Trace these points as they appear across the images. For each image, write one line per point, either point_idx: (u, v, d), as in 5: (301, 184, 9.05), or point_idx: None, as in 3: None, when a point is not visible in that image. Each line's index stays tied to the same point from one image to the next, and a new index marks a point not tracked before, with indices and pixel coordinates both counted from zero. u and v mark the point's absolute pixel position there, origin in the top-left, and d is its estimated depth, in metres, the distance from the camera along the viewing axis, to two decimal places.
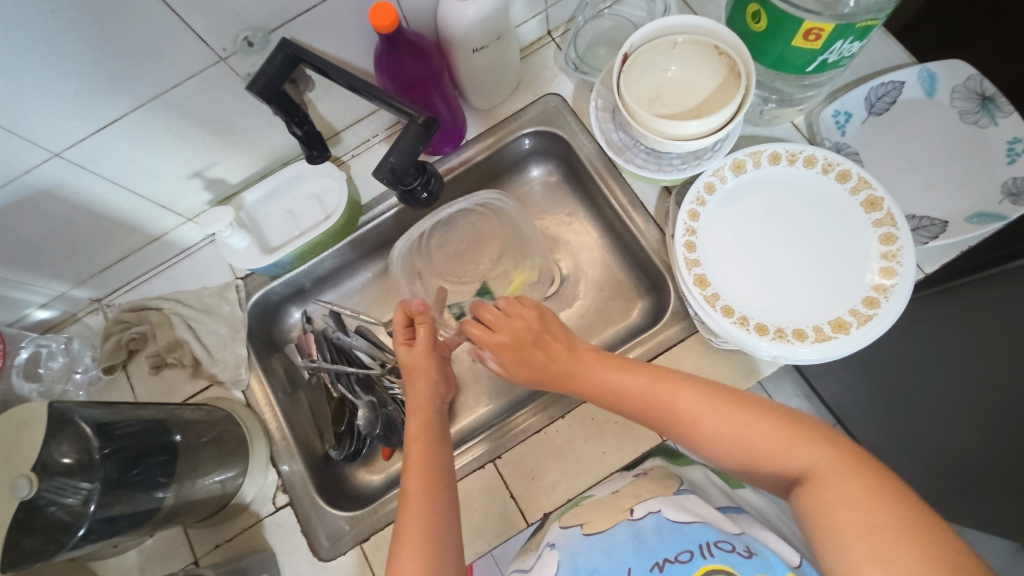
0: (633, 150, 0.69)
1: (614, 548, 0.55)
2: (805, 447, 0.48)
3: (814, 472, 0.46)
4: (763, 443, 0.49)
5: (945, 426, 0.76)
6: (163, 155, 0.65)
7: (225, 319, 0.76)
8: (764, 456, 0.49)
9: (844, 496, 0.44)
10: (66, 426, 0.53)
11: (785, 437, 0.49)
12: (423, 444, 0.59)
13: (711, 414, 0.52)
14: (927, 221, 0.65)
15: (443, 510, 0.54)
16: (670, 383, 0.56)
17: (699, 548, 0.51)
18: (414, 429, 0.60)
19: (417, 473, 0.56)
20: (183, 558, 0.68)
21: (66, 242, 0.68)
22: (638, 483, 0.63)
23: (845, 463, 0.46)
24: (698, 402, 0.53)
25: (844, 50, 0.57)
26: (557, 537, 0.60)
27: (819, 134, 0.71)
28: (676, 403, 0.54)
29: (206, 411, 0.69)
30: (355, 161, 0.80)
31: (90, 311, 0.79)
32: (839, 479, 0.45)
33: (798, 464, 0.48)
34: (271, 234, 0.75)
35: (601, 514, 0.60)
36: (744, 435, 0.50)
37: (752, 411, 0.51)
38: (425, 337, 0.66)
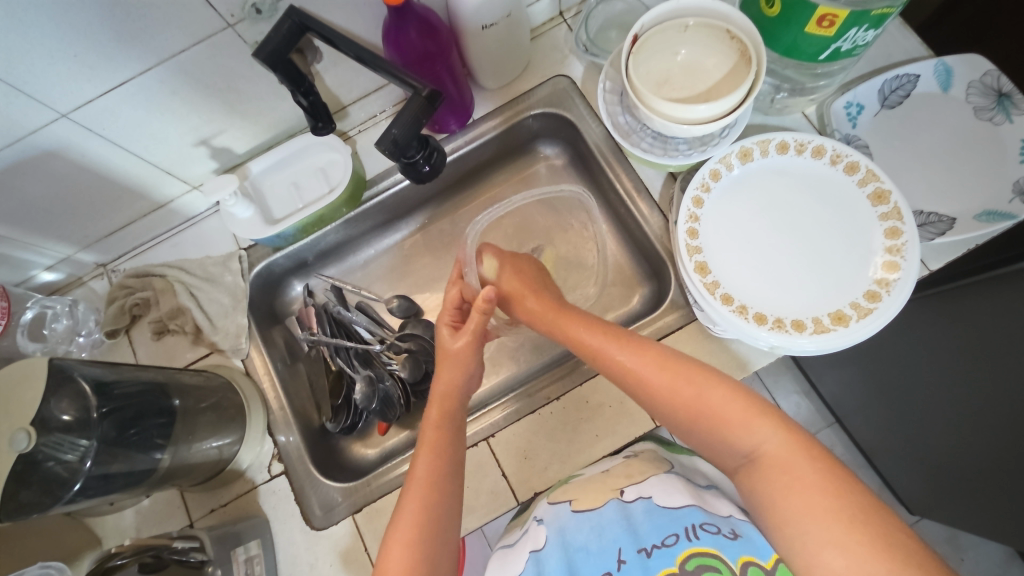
0: (640, 133, 0.69)
1: (603, 529, 0.56)
2: (759, 424, 0.48)
3: (764, 451, 0.47)
4: (721, 411, 0.49)
5: (942, 426, 0.75)
6: (169, 120, 0.65)
7: (227, 288, 0.76)
8: (722, 427, 0.49)
9: (797, 481, 0.45)
10: (65, 383, 0.54)
11: (745, 411, 0.49)
12: (437, 431, 0.58)
13: (676, 376, 0.52)
14: (935, 217, 0.65)
15: (444, 500, 0.54)
16: (641, 342, 0.56)
17: (686, 531, 0.51)
18: (433, 416, 0.60)
19: (426, 458, 0.55)
20: (178, 520, 0.69)
21: (73, 204, 0.68)
22: (629, 464, 0.63)
23: (795, 444, 0.47)
24: (663, 365, 0.53)
25: (858, 38, 0.56)
26: (545, 512, 0.60)
27: (830, 125, 0.70)
28: (646, 369, 0.53)
29: (205, 377, 0.70)
30: (361, 136, 0.79)
31: (95, 276, 0.80)
32: (793, 459, 0.46)
33: (753, 441, 0.48)
34: (275, 206, 0.75)
35: (589, 491, 0.60)
36: (703, 403, 0.50)
37: (712, 379, 0.51)
38: (476, 318, 0.62)
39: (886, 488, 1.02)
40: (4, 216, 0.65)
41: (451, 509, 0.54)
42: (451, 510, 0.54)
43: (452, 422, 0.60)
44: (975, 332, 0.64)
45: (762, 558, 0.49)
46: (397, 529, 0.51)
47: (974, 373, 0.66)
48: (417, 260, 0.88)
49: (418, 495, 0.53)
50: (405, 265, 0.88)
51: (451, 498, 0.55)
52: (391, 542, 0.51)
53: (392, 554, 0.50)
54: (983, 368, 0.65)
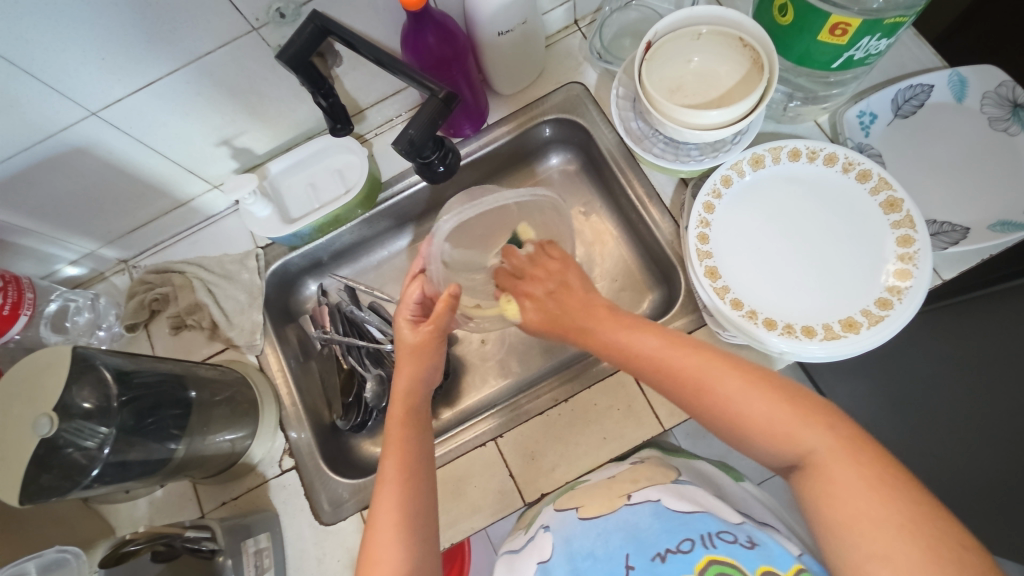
0: (652, 139, 0.69)
1: (608, 534, 0.56)
2: (807, 430, 0.46)
3: (813, 458, 0.45)
4: (769, 420, 0.48)
5: (956, 440, 0.74)
6: (193, 120, 0.67)
7: (244, 286, 0.78)
8: (766, 434, 0.48)
9: (840, 488, 0.43)
10: (87, 371, 0.55)
11: (791, 418, 0.47)
12: (403, 429, 0.58)
13: (719, 385, 0.50)
14: (948, 227, 0.64)
15: (420, 497, 0.55)
16: (682, 347, 0.54)
17: (701, 539, 0.50)
18: (396, 414, 0.59)
19: (394, 460, 0.55)
20: (191, 512, 0.71)
21: (99, 200, 0.70)
22: (637, 469, 0.63)
23: (846, 450, 0.44)
24: (708, 366, 0.52)
25: (871, 47, 0.57)
26: (551, 520, 0.61)
27: (843, 134, 0.70)
28: (691, 370, 0.52)
29: (220, 371, 0.71)
30: (378, 140, 0.81)
31: (117, 271, 0.82)
32: (839, 466, 0.44)
33: (798, 447, 0.46)
34: (292, 205, 0.77)
35: (596, 497, 0.60)
36: (743, 411, 0.49)
37: (758, 386, 0.49)
38: (439, 313, 0.59)
39: None
40: (34, 210, 0.67)
41: (428, 507, 0.55)
42: (429, 503, 0.55)
43: (415, 414, 0.60)
44: (987, 340, 0.65)
45: (781, 568, 0.46)
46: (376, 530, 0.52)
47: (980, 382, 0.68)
48: None
49: (391, 495, 0.53)
50: None
51: (428, 494, 0.55)
52: (369, 544, 0.52)
53: (375, 553, 0.51)
54: (988, 376, 0.66)
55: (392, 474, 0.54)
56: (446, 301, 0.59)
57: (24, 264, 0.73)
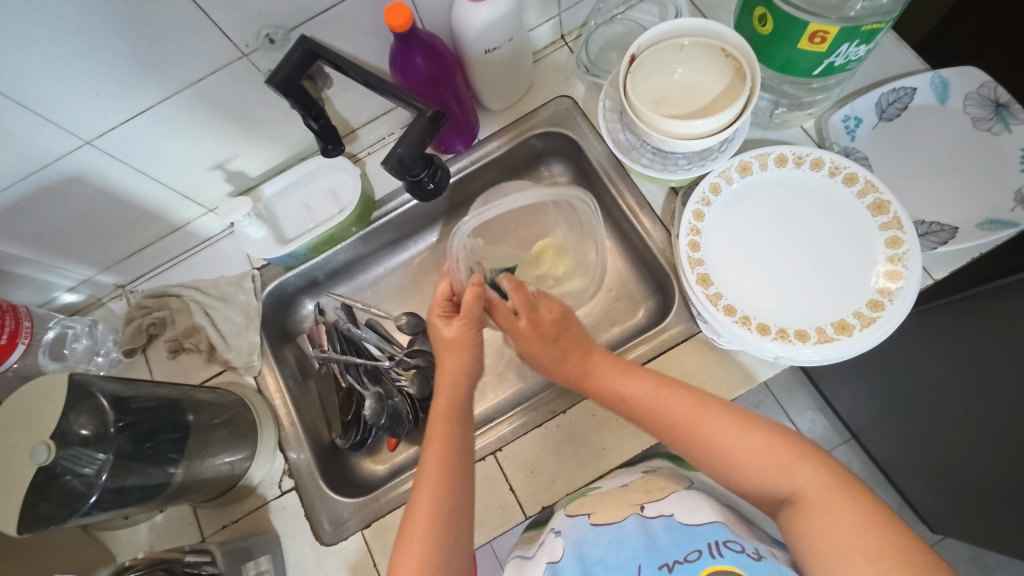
0: (640, 150, 0.70)
1: (621, 542, 0.54)
2: (798, 467, 0.47)
3: (803, 493, 0.46)
4: (762, 456, 0.49)
5: (956, 442, 0.74)
6: (187, 147, 0.68)
7: (241, 307, 0.79)
8: (760, 471, 0.49)
9: (835, 525, 0.44)
10: (85, 398, 0.55)
11: (784, 455, 0.48)
12: (448, 422, 0.59)
13: (710, 427, 0.52)
14: (937, 227, 0.65)
15: (457, 495, 0.54)
16: (672, 390, 0.55)
17: (709, 548, 0.49)
18: (439, 408, 0.60)
19: (435, 454, 0.56)
20: (191, 536, 0.70)
21: (95, 227, 0.71)
22: (649, 479, 0.62)
23: (838, 488, 0.46)
24: (696, 409, 0.53)
25: (850, 53, 0.58)
26: (563, 525, 0.60)
27: (829, 138, 0.71)
28: (680, 412, 0.53)
29: (218, 394, 0.71)
30: (370, 158, 0.82)
31: (114, 297, 0.82)
32: (833, 500, 0.45)
33: (792, 483, 0.47)
34: (287, 226, 0.77)
35: (607, 505, 0.59)
36: (735, 450, 0.50)
37: (748, 426, 0.51)
38: (469, 302, 0.62)
39: (908, 507, 0.99)
40: (31, 238, 0.68)
41: (463, 504, 0.54)
42: (463, 500, 0.54)
43: (461, 398, 0.62)
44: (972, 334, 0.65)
45: None
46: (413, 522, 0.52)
47: (971, 376, 0.67)
48: (425, 278, 0.89)
49: (428, 491, 0.53)
50: (413, 283, 0.89)
51: (466, 490, 0.55)
52: (398, 554, 0.51)
53: (405, 554, 0.51)
54: (979, 372, 0.66)
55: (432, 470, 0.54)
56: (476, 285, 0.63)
57: (21, 293, 0.73)
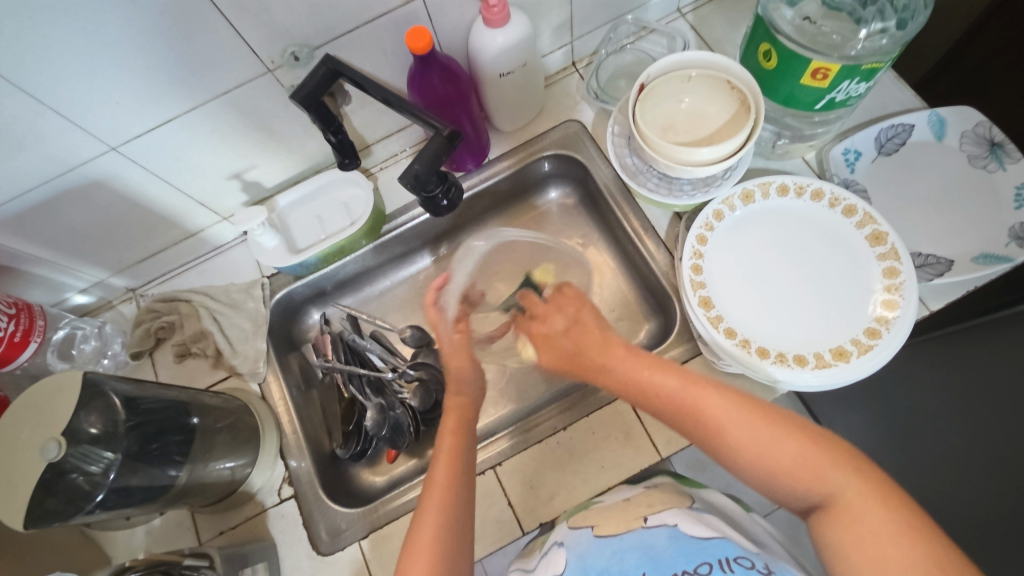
0: (646, 174, 0.72)
1: (625, 552, 0.54)
2: (833, 474, 0.47)
3: (838, 499, 0.46)
4: (795, 459, 0.48)
5: (939, 469, 0.76)
6: (208, 156, 0.70)
7: (249, 314, 0.80)
8: (794, 477, 0.48)
9: (866, 530, 0.44)
10: (96, 397, 0.56)
11: (817, 459, 0.48)
12: (454, 439, 0.60)
13: (742, 428, 0.51)
14: (933, 259, 0.66)
15: (460, 507, 0.55)
16: (704, 389, 0.54)
17: (719, 563, 0.48)
18: (449, 424, 0.62)
19: (441, 471, 0.57)
20: (188, 541, 0.70)
21: (111, 231, 0.73)
22: (649, 494, 0.61)
23: (873, 496, 0.45)
24: (727, 411, 0.52)
25: (851, 90, 0.60)
26: (566, 537, 0.59)
27: (829, 170, 0.73)
28: (711, 414, 0.53)
29: (223, 399, 0.72)
30: (383, 173, 0.84)
31: (125, 300, 0.83)
32: (867, 509, 0.45)
33: (825, 488, 0.47)
34: (299, 236, 0.79)
35: (611, 518, 0.58)
36: (769, 454, 0.49)
37: (781, 429, 0.50)
38: (458, 343, 0.67)
39: None
40: (48, 239, 0.69)
41: (467, 517, 0.56)
42: (468, 517, 0.56)
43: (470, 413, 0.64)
44: (992, 356, 0.64)
45: None
46: (419, 527, 0.53)
47: (975, 400, 0.67)
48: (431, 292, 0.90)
49: (436, 501, 0.55)
50: (418, 296, 0.90)
51: (466, 505, 0.56)
52: (407, 558, 0.52)
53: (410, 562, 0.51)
54: (983, 395, 0.65)
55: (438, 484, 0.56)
56: (460, 332, 0.68)
57: (35, 292, 0.75)
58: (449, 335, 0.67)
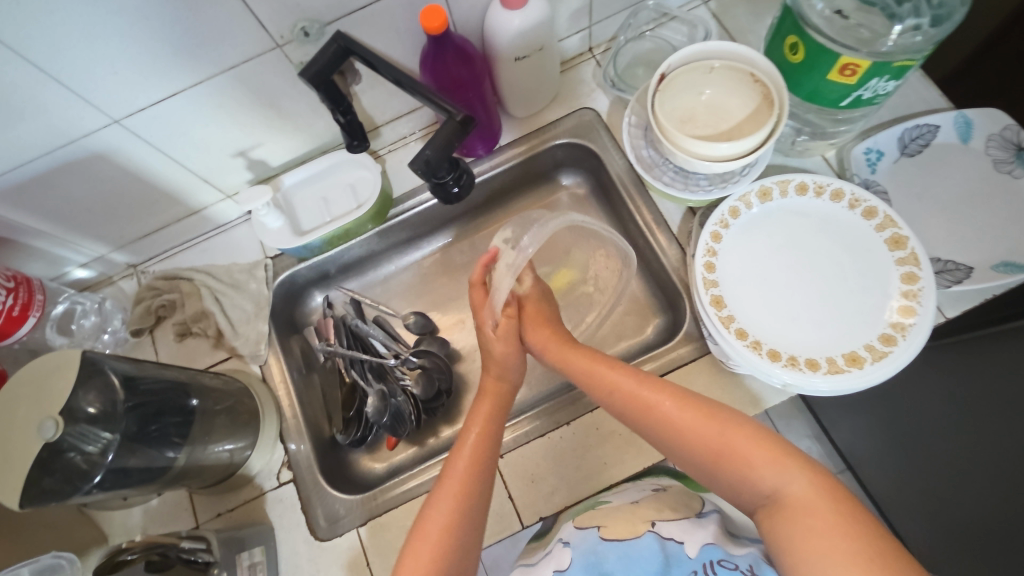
0: (662, 167, 0.70)
1: (631, 558, 0.54)
2: (782, 469, 0.47)
3: (786, 495, 0.46)
4: (750, 452, 0.49)
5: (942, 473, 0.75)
6: (212, 132, 0.68)
7: (251, 295, 0.79)
8: (743, 472, 0.49)
9: (818, 526, 0.43)
10: (95, 375, 0.55)
11: (769, 453, 0.48)
12: (488, 425, 0.61)
13: (699, 415, 0.52)
14: (952, 265, 0.65)
15: (475, 497, 0.56)
16: (660, 386, 0.56)
17: (703, 568, 0.51)
18: (480, 410, 0.63)
19: (467, 456, 0.58)
20: (185, 522, 0.70)
21: (113, 205, 0.71)
22: (660, 498, 0.60)
23: (821, 491, 0.45)
24: (684, 406, 0.53)
25: (879, 88, 0.58)
26: (572, 536, 0.59)
27: (850, 170, 0.71)
28: (666, 410, 0.54)
29: (223, 380, 0.71)
30: (391, 156, 0.82)
31: (125, 276, 0.82)
32: (815, 504, 0.44)
33: (775, 483, 0.47)
34: (304, 217, 0.77)
35: (618, 520, 0.57)
36: (721, 447, 0.50)
37: (733, 424, 0.51)
38: (505, 329, 0.67)
39: None
40: (48, 211, 0.68)
41: (480, 506, 0.56)
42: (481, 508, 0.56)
43: (507, 400, 0.66)
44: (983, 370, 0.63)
45: None
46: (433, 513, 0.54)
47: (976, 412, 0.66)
48: (436, 279, 0.89)
49: (449, 491, 0.55)
50: (423, 282, 0.89)
51: (479, 501, 0.56)
52: (416, 540, 0.53)
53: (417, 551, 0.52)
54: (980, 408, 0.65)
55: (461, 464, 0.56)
56: (508, 316, 0.67)
57: (34, 266, 0.73)
58: (494, 321, 0.67)
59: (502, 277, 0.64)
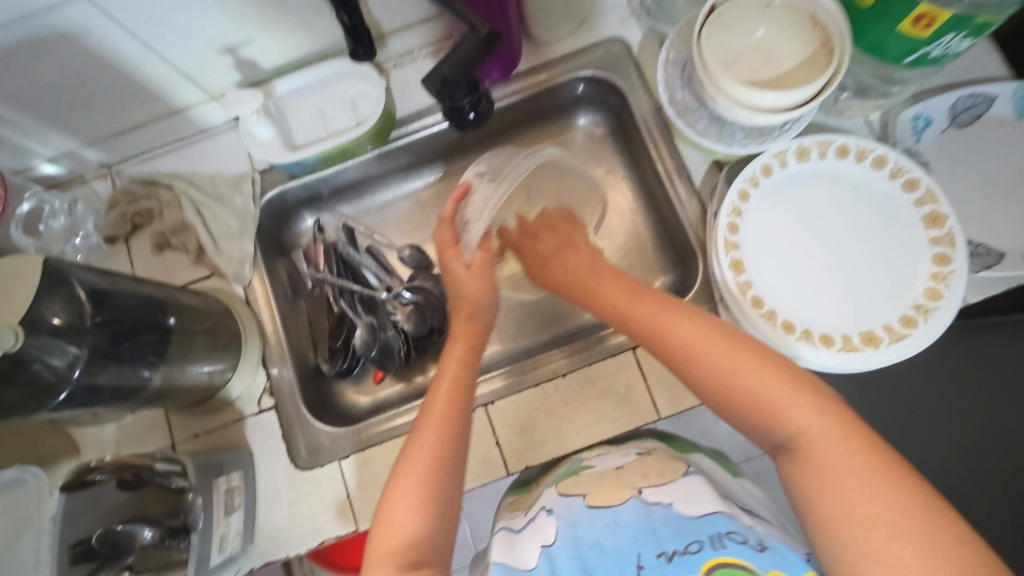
0: (697, 113, 0.63)
1: (621, 527, 0.51)
2: (803, 412, 0.45)
3: (807, 438, 0.44)
4: (765, 392, 0.47)
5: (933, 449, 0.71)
6: (197, 21, 0.60)
7: (236, 211, 0.73)
8: (764, 412, 0.47)
9: (836, 476, 0.43)
10: (59, 286, 0.51)
11: (787, 395, 0.46)
12: (460, 369, 0.58)
13: (712, 352, 0.50)
14: (983, 250, 0.62)
15: (459, 437, 0.53)
16: (682, 317, 0.53)
17: (710, 540, 0.46)
18: (456, 351, 0.60)
19: (442, 397, 0.54)
20: (160, 441, 0.68)
21: (83, 95, 0.64)
22: (645, 461, 0.58)
23: (840, 437, 0.44)
24: (705, 339, 0.51)
25: (952, 45, 0.53)
26: (555, 503, 0.56)
27: (893, 136, 0.66)
28: (687, 342, 0.51)
29: (204, 299, 0.67)
30: (396, 71, 0.75)
31: (98, 176, 0.75)
32: (836, 450, 0.43)
33: (794, 428, 0.45)
34: (297, 130, 0.71)
35: (604, 486, 0.55)
36: (743, 385, 0.48)
37: (757, 360, 0.49)
38: (478, 264, 0.64)
39: None
40: (9, 95, 0.60)
41: (462, 449, 0.53)
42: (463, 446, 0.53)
43: (479, 342, 0.62)
44: None
45: (792, 573, 0.43)
46: (409, 458, 0.51)
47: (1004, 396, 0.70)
48: (435, 212, 0.83)
49: (430, 432, 0.52)
50: (421, 214, 0.84)
51: (464, 442, 0.53)
52: (392, 490, 0.50)
53: (393, 501, 0.49)
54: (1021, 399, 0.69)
55: (435, 410, 0.53)
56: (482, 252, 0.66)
57: None
58: (467, 260, 0.65)
59: (479, 210, 0.65)
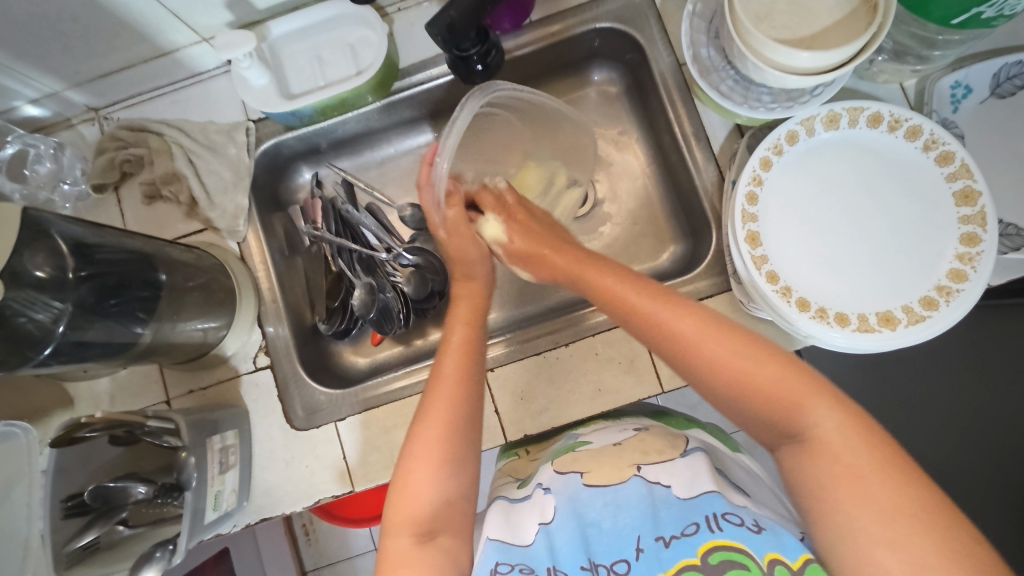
0: (721, 73, 0.61)
1: (620, 507, 0.49)
2: (813, 404, 0.42)
3: (817, 432, 0.41)
4: (772, 382, 0.43)
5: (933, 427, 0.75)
6: None
7: (229, 161, 0.70)
8: (770, 404, 0.43)
9: (844, 472, 0.39)
10: (41, 237, 0.48)
11: (796, 385, 0.42)
12: (467, 329, 0.56)
13: (714, 338, 0.46)
14: (1013, 230, 0.57)
15: (472, 403, 0.51)
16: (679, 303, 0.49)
17: (706, 521, 0.45)
18: (460, 314, 0.58)
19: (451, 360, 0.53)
20: (154, 396, 0.67)
21: (64, 33, 0.59)
22: (645, 438, 0.57)
23: (854, 429, 0.40)
24: (703, 325, 0.47)
25: (1007, 5, 0.49)
26: (553, 482, 0.55)
27: (928, 105, 0.62)
28: (686, 329, 0.47)
29: (196, 255, 0.64)
30: (400, 16, 0.69)
31: (86, 120, 0.72)
32: (848, 445, 0.40)
33: (803, 420, 0.42)
34: (294, 78, 0.67)
35: (603, 466, 0.54)
36: (745, 374, 0.44)
37: (760, 350, 0.45)
38: (456, 222, 0.62)
39: None
40: None
41: (477, 414, 0.51)
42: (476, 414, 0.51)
43: (480, 303, 0.60)
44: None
45: (789, 557, 0.41)
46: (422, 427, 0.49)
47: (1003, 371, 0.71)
48: None
49: (441, 394, 0.50)
50: None
51: (476, 405, 0.51)
52: (407, 462, 0.48)
53: (412, 475, 0.47)
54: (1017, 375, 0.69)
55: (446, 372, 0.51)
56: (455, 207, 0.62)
57: None
58: (442, 217, 0.62)
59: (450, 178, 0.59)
